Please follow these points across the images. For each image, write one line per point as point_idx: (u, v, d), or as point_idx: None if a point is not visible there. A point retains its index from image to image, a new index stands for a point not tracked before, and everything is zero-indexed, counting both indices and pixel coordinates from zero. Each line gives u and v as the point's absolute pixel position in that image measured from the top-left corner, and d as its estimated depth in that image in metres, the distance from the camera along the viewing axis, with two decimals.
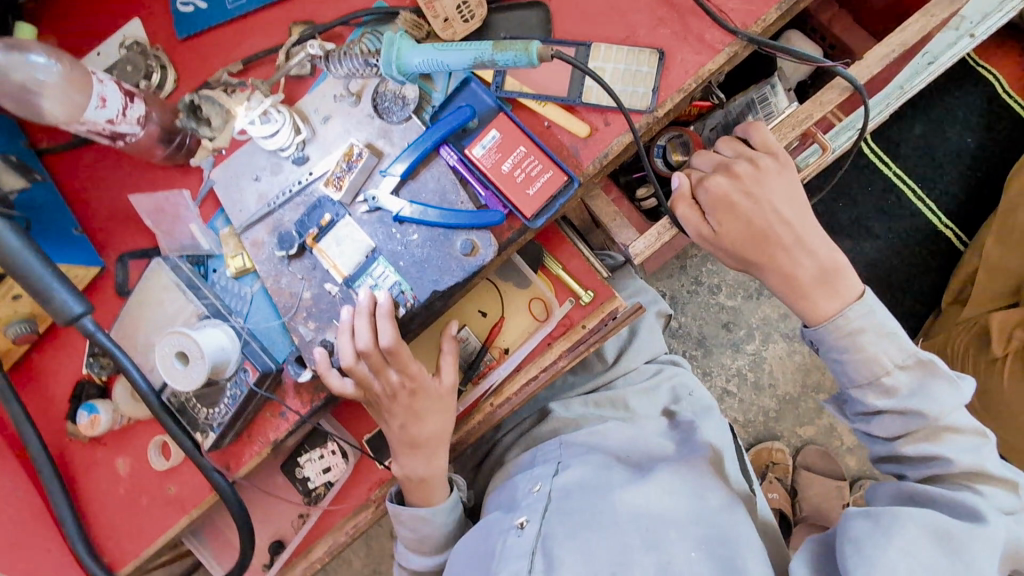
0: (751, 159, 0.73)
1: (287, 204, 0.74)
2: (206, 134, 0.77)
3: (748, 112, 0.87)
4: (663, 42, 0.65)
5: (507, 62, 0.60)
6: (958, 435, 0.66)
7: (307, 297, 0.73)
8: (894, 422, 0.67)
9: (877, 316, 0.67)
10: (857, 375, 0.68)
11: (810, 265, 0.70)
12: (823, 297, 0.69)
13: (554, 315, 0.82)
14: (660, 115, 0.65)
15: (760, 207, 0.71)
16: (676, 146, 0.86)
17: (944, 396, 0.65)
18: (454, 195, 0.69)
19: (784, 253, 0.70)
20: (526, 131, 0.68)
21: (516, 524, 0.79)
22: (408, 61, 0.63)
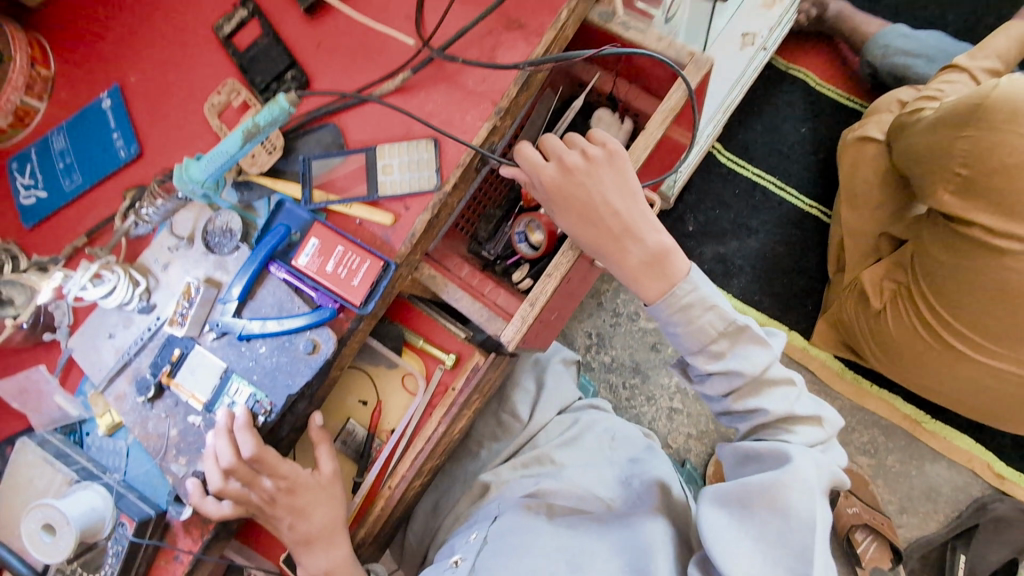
0: (583, 153, 0.75)
1: (141, 352, 0.78)
2: (11, 314, 0.79)
3: None
4: (435, 131, 0.75)
5: (267, 118, 0.71)
6: (771, 389, 0.79)
7: (174, 435, 0.75)
8: (721, 382, 0.79)
9: (703, 288, 0.76)
10: (690, 342, 0.78)
11: (636, 246, 0.75)
12: (649, 276, 0.76)
13: (425, 387, 0.86)
14: (448, 189, 0.74)
15: (592, 198, 0.74)
16: (533, 229, 0.90)
17: (757, 356, 0.77)
18: (291, 303, 0.75)
19: (613, 239, 0.75)
20: (340, 232, 0.75)
21: (452, 561, 0.85)
22: (194, 173, 0.74)
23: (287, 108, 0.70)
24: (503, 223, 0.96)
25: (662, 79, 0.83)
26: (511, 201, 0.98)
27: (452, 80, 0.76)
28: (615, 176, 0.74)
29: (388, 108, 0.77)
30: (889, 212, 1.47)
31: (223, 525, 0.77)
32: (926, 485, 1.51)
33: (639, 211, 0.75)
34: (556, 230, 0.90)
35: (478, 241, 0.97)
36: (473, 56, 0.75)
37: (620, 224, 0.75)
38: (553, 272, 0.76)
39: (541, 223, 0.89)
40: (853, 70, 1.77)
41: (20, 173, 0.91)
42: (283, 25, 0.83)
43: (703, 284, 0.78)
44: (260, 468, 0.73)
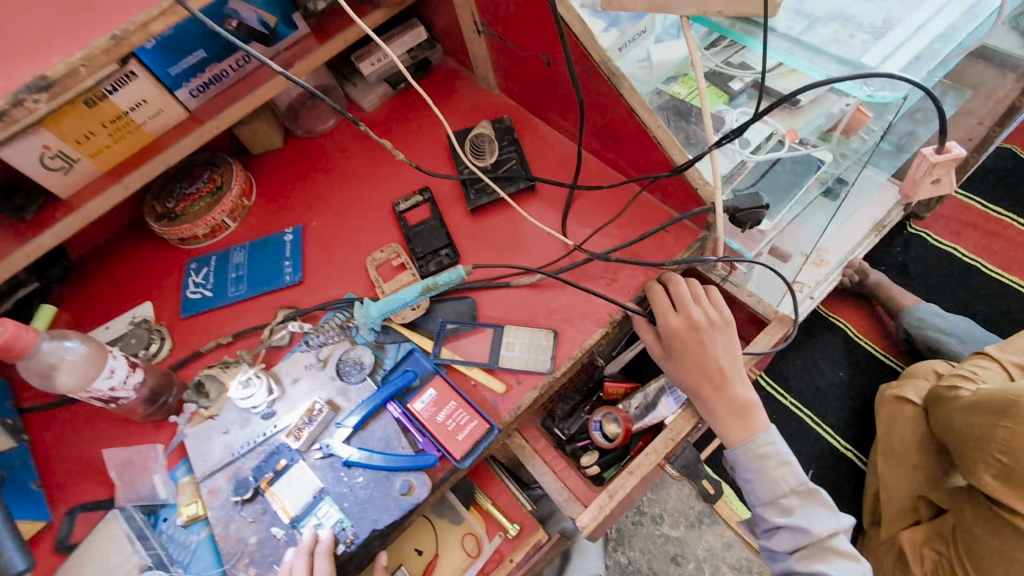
0: (704, 313, 0.82)
1: (248, 453, 0.85)
2: (205, 404, 0.90)
3: (661, 395, 0.97)
4: (556, 324, 0.90)
5: (445, 280, 0.91)
6: (838, 558, 0.79)
7: (252, 542, 0.79)
8: (788, 538, 0.81)
9: (781, 445, 0.83)
10: (763, 491, 0.83)
11: (732, 401, 0.81)
12: (735, 425, 0.81)
13: (484, 550, 0.89)
14: (558, 374, 0.86)
15: (705, 354, 0.81)
16: (609, 420, 0.99)
17: (825, 519, 0.80)
18: (397, 441, 0.83)
19: (712, 391, 0.81)
20: (456, 388, 0.87)
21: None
22: (371, 311, 0.92)
23: (464, 274, 0.92)
24: (581, 407, 1.07)
25: (746, 321, 0.98)
26: (588, 389, 1.09)
27: (576, 288, 0.93)
28: (726, 335, 0.82)
29: (520, 297, 0.94)
30: (927, 477, 1.50)
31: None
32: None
33: (740, 369, 0.82)
34: (632, 427, 0.98)
35: (552, 418, 1.08)
36: (599, 273, 0.94)
37: (722, 376, 0.81)
38: (634, 471, 0.82)
39: (618, 418, 0.99)
40: (890, 332, 1.96)
41: (196, 272, 1.09)
42: (449, 215, 1.06)
43: (780, 443, 0.83)
44: None
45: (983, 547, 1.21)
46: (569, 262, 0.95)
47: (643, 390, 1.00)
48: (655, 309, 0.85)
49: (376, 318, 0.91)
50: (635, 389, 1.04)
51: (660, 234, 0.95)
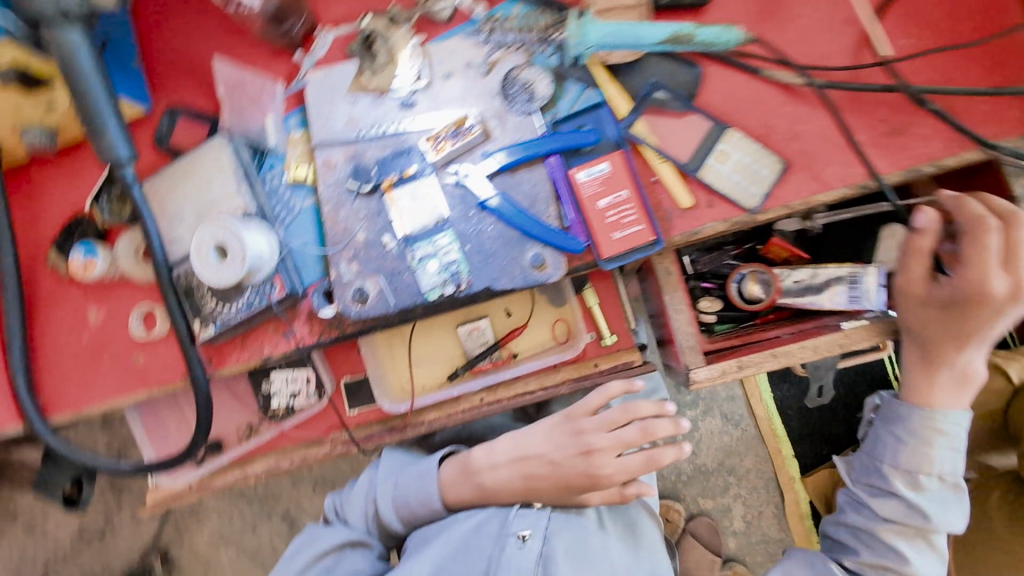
0: None
1: (375, 140, 0.71)
2: (369, 65, 0.72)
3: (834, 284, 0.81)
4: (790, 157, 0.67)
5: (708, 36, 0.68)
6: (926, 548, 0.70)
7: (359, 239, 0.71)
8: (896, 509, 0.70)
9: (965, 431, 0.68)
10: (907, 458, 0.69)
11: (966, 367, 0.67)
12: (946, 391, 0.68)
13: (570, 343, 0.85)
14: (760, 219, 0.67)
15: (990, 315, 0.64)
16: (756, 280, 0.85)
17: (952, 515, 0.69)
18: (544, 207, 0.69)
19: (957, 352, 0.66)
20: (634, 177, 0.69)
21: (518, 534, 0.74)
22: (590, 34, 0.68)
23: (731, 42, 0.68)
24: (726, 250, 0.89)
25: None
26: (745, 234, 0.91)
27: (840, 124, 0.67)
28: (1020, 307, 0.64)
29: (760, 99, 0.68)
30: None
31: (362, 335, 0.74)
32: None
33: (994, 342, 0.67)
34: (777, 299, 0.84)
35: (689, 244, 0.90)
36: (880, 114, 0.67)
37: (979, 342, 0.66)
38: (778, 355, 0.70)
39: (769, 285, 0.84)
40: None
41: None
42: None
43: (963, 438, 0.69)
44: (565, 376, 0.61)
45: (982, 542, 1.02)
46: (855, 83, 0.67)
47: (815, 268, 0.82)
48: (970, 247, 0.63)
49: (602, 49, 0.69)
50: (802, 258, 0.86)
51: (999, 100, 0.65)
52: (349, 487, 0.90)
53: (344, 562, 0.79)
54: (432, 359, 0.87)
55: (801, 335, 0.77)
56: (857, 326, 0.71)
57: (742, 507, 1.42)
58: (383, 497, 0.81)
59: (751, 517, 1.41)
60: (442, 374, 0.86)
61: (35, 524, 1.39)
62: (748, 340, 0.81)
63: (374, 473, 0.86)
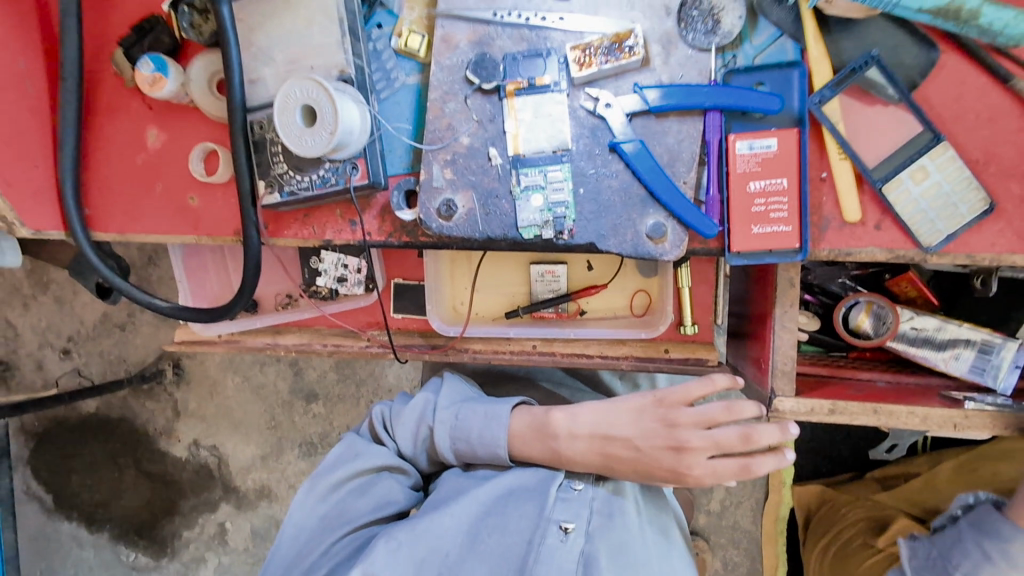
0: None
1: (510, 28, 0.59)
2: None
3: (959, 345, 0.71)
4: (998, 198, 0.54)
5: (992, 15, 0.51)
6: None
7: (461, 143, 0.61)
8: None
9: None
10: None
11: None
12: None
13: (644, 319, 0.78)
14: (929, 262, 0.56)
15: None
16: (871, 313, 0.74)
17: None
18: (683, 170, 0.58)
19: None
20: (802, 166, 0.56)
21: (562, 525, 0.68)
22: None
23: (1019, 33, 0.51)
24: (848, 268, 0.78)
25: None
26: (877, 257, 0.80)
27: None
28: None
29: (994, 116, 0.54)
30: None
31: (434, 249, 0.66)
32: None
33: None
34: (886, 341, 0.74)
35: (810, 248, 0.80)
36: None
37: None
38: (881, 413, 0.63)
39: (887, 324, 0.73)
40: None
41: None
42: None
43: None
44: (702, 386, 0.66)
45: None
46: None
47: (946, 322, 0.71)
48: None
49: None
50: (933, 305, 0.75)
51: None
52: (399, 400, 0.79)
53: (381, 490, 0.72)
54: (494, 289, 0.80)
55: (902, 391, 0.70)
56: (976, 407, 0.64)
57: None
58: (441, 428, 0.72)
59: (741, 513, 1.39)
60: (501, 308, 0.81)
61: (64, 298, 1.44)
62: (839, 376, 0.74)
63: (431, 398, 0.76)
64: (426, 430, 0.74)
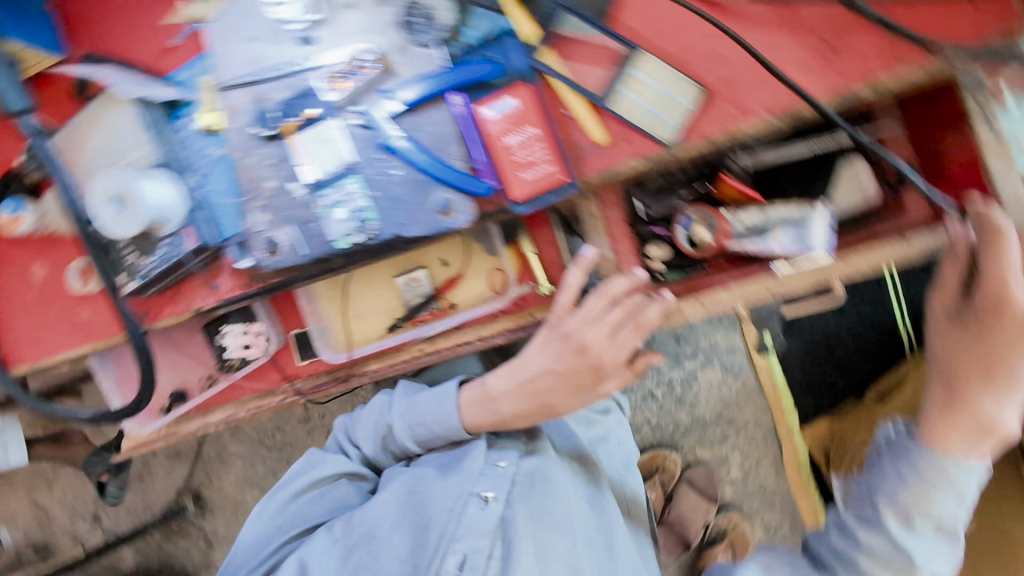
0: None
1: (276, 81, 0.69)
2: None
3: (780, 226, 0.75)
4: (711, 82, 0.61)
5: None
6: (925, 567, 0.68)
7: (268, 187, 0.70)
8: (888, 545, 0.69)
9: (980, 463, 0.65)
10: (913, 480, 0.66)
11: (993, 413, 0.64)
12: (961, 430, 0.64)
13: (507, 293, 0.82)
14: (678, 154, 0.62)
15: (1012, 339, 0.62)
16: (702, 225, 0.79)
17: (944, 537, 0.68)
18: (450, 148, 0.66)
19: (979, 385, 0.64)
20: (543, 111, 0.64)
21: (481, 494, 0.73)
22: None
23: None
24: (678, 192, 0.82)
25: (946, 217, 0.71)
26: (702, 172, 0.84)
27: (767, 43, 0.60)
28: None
29: (680, 18, 0.62)
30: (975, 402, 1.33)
31: (286, 286, 0.74)
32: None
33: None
34: (726, 244, 0.78)
35: (640, 188, 0.84)
36: (811, 30, 0.60)
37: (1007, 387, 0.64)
38: (708, 303, 0.73)
39: (715, 227, 0.78)
40: None
41: None
42: None
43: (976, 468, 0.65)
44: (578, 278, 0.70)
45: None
46: None
47: (763, 208, 0.76)
48: (991, 261, 0.60)
49: None
50: (757, 201, 0.78)
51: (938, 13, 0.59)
52: (358, 410, 0.88)
53: (338, 493, 0.79)
54: (372, 310, 0.86)
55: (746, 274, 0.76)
56: (791, 271, 0.73)
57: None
58: (398, 421, 0.79)
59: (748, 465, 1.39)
60: (382, 325, 0.86)
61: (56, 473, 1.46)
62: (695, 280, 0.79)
63: (387, 399, 0.83)
64: (382, 429, 0.80)
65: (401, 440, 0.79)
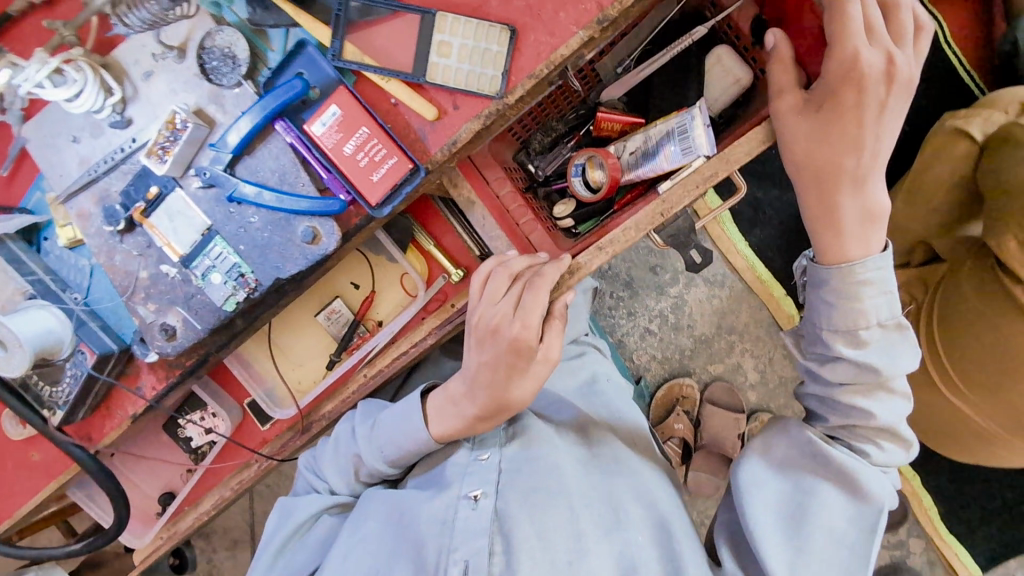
0: (900, 58, 0.59)
1: (112, 173, 0.67)
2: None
3: (665, 142, 0.72)
4: (514, 18, 0.59)
5: None
6: (891, 397, 0.63)
7: (143, 277, 0.68)
8: (846, 372, 0.63)
9: (889, 272, 0.61)
10: (840, 316, 0.62)
11: (868, 200, 0.61)
12: (855, 235, 0.61)
13: (423, 293, 0.80)
14: (511, 102, 0.60)
15: (867, 120, 0.59)
16: (594, 166, 0.77)
17: (900, 359, 0.62)
18: (294, 176, 0.64)
19: (849, 181, 0.61)
20: (369, 108, 0.62)
21: (469, 495, 0.72)
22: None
23: None
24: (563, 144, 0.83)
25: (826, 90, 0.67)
26: (581, 117, 0.84)
27: None
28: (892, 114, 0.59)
29: None
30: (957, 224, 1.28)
31: (205, 364, 0.74)
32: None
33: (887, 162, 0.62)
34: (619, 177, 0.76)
35: (528, 152, 0.85)
36: None
37: (870, 167, 0.60)
38: (605, 248, 0.66)
39: (605, 164, 0.76)
40: None
41: None
42: None
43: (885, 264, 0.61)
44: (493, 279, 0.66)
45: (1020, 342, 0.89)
46: None
47: (646, 131, 0.75)
48: (834, 26, 0.57)
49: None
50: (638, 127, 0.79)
51: None
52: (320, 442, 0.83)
53: (327, 530, 0.76)
54: (308, 354, 0.86)
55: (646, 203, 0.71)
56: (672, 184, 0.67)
57: (752, 358, 1.35)
58: (364, 449, 0.75)
59: (763, 365, 1.35)
60: (323, 364, 0.86)
61: None
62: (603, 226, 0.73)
63: (351, 425, 0.78)
64: (353, 460, 0.77)
65: (374, 467, 0.74)
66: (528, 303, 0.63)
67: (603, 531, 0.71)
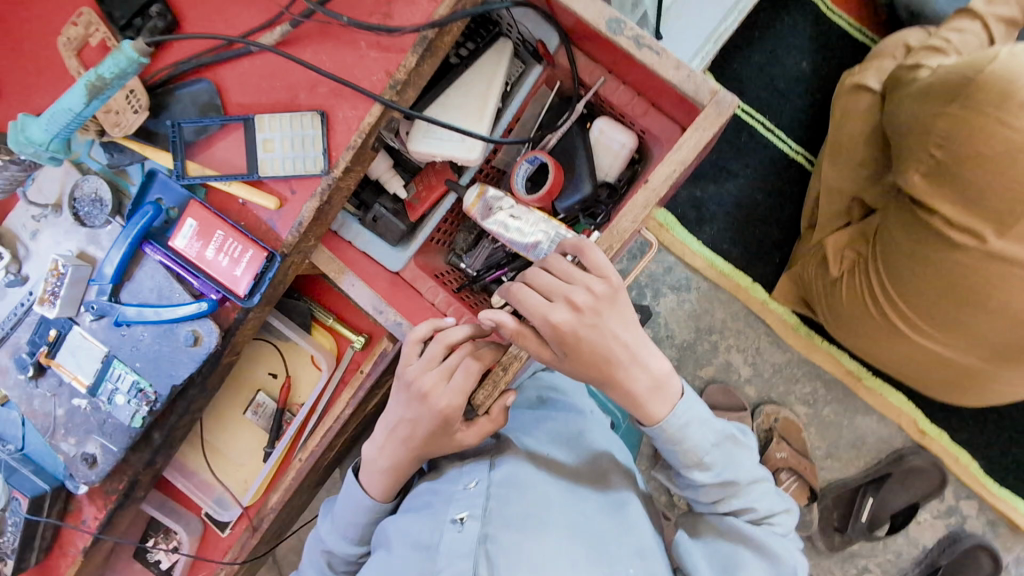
0: (586, 287, 0.59)
1: (18, 327, 0.73)
2: None
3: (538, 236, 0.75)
4: (323, 101, 0.65)
5: (112, 70, 0.59)
6: (724, 454, 0.65)
7: (61, 415, 0.73)
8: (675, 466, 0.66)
9: (697, 405, 0.64)
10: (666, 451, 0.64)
11: (646, 372, 0.62)
12: (655, 404, 0.62)
13: (335, 365, 0.84)
14: (338, 174, 0.66)
15: (601, 337, 0.60)
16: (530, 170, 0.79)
17: (706, 433, 0.64)
18: (170, 290, 0.69)
19: (615, 368, 0.61)
20: (220, 213, 0.68)
21: (455, 518, 0.65)
22: (33, 134, 0.62)
23: (139, 59, 0.60)
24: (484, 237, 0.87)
25: (681, 112, 0.70)
26: None
27: (339, 44, 0.64)
28: (705, 135, 0.62)
29: (269, 68, 0.66)
30: None
31: (138, 484, 0.77)
32: (858, 439, 1.30)
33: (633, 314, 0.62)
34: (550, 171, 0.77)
35: (456, 252, 0.88)
36: (366, 9, 0.63)
37: (620, 354, 0.61)
38: None
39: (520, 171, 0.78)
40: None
41: None
42: None
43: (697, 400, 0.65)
44: (430, 363, 0.66)
45: (962, 263, 0.88)
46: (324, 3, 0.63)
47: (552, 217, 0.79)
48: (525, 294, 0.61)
49: (59, 146, 0.64)
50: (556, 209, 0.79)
51: None
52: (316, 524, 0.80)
53: None
54: (246, 451, 0.88)
55: None
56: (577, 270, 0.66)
57: (739, 353, 1.32)
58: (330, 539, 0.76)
59: (753, 358, 1.32)
60: (260, 456, 0.88)
61: None
62: None
63: (316, 527, 0.80)
64: (322, 554, 0.77)
65: (342, 552, 0.76)
66: (458, 381, 0.64)
67: (596, 559, 0.63)
